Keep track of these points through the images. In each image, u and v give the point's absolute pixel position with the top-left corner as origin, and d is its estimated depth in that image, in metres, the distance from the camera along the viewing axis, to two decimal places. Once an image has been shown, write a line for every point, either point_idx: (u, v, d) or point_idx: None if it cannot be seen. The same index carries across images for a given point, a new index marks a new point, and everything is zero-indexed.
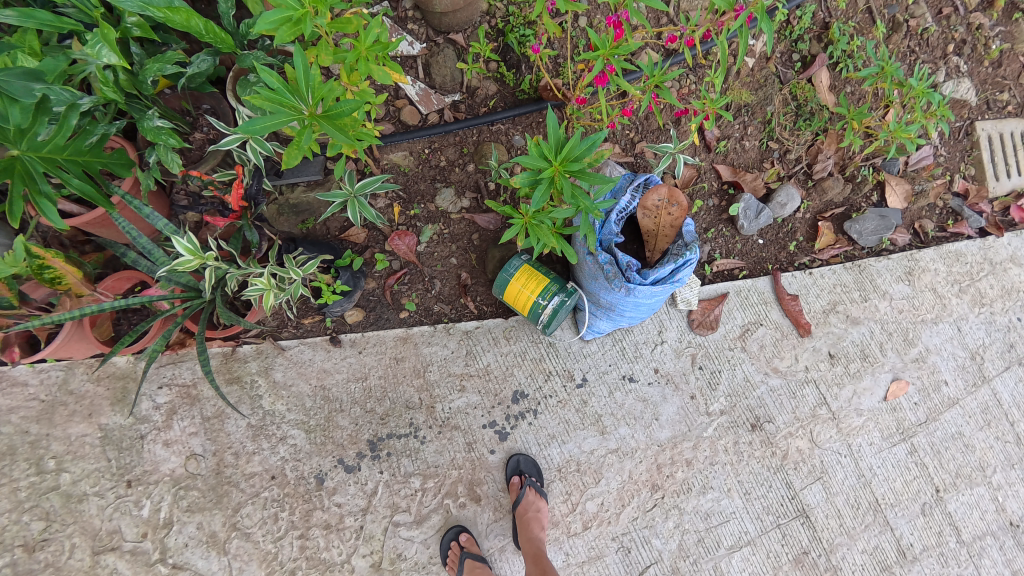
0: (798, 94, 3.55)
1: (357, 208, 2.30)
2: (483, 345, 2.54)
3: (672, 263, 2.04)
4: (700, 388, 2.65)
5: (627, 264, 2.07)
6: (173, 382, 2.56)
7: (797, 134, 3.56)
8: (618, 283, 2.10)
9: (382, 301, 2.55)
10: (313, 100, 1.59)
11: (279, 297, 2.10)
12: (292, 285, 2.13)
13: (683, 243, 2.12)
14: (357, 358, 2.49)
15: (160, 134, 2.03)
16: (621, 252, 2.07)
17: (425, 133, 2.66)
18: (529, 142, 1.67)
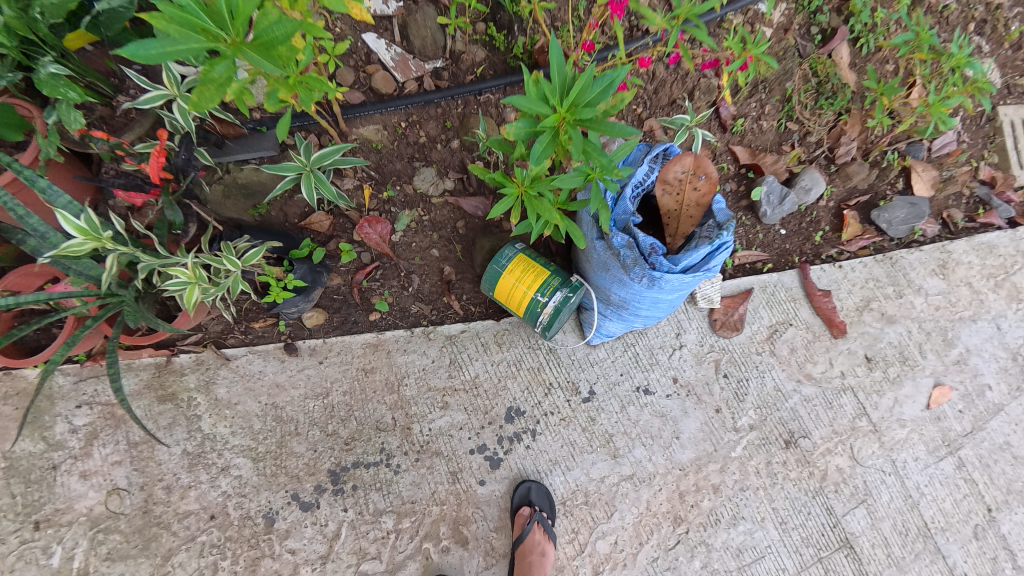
0: (819, 70, 3.17)
1: (315, 185, 1.89)
2: (470, 353, 2.10)
3: (705, 246, 1.62)
4: (726, 400, 2.25)
5: (648, 248, 1.66)
6: (95, 401, 2.12)
7: (817, 114, 3.20)
8: (637, 272, 1.69)
9: (349, 301, 2.10)
10: (237, 26, 1.17)
11: (210, 296, 1.70)
12: (229, 281, 1.72)
13: (715, 224, 1.72)
14: (317, 370, 2.04)
15: (55, 84, 1.60)
16: (640, 234, 1.67)
17: (402, 102, 2.24)
18: (525, 82, 1.26)
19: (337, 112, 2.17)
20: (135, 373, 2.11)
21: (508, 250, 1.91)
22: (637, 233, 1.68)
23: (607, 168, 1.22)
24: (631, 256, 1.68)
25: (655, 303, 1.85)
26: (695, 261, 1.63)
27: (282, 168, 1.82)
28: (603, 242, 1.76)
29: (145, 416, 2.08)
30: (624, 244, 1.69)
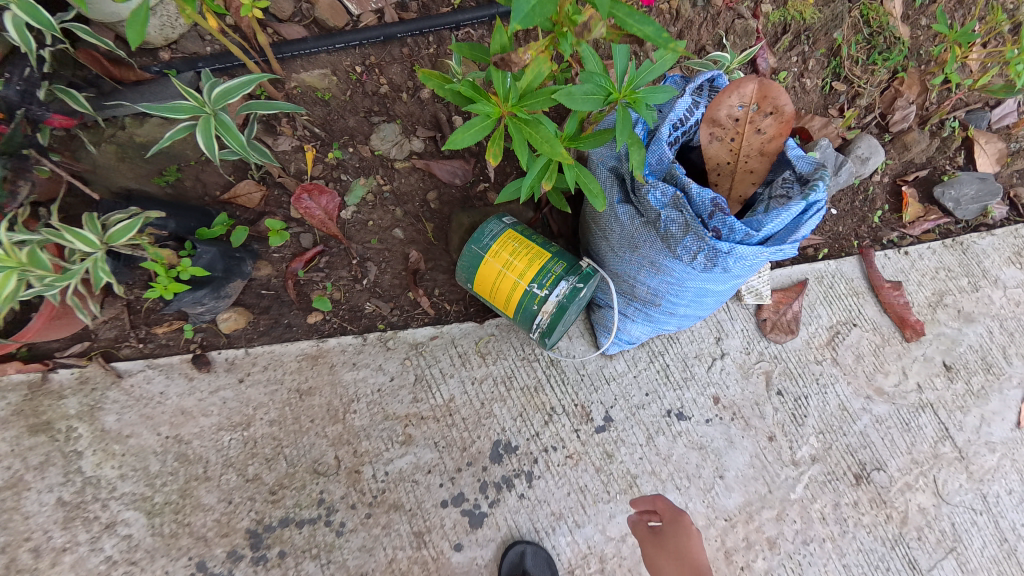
0: (871, 18, 2.46)
1: (219, 134, 1.31)
2: (442, 369, 1.56)
3: (789, 207, 1.09)
4: (781, 425, 1.71)
5: (701, 206, 1.13)
6: None
7: (868, 72, 2.51)
8: (686, 243, 1.15)
9: (282, 298, 1.57)
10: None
11: (54, 291, 1.22)
12: (83, 268, 1.22)
13: (795, 177, 1.19)
14: (235, 393, 1.51)
15: None
16: (689, 185, 1.13)
17: (355, 37, 1.69)
18: None
19: (264, 50, 1.60)
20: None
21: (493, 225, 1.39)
22: (685, 186, 1.14)
23: (656, 40, 0.80)
24: (676, 220, 1.15)
25: (701, 293, 1.32)
26: (774, 227, 1.10)
27: (170, 109, 1.27)
28: (630, 206, 1.24)
29: (10, 453, 1.47)
30: (665, 203, 1.15)
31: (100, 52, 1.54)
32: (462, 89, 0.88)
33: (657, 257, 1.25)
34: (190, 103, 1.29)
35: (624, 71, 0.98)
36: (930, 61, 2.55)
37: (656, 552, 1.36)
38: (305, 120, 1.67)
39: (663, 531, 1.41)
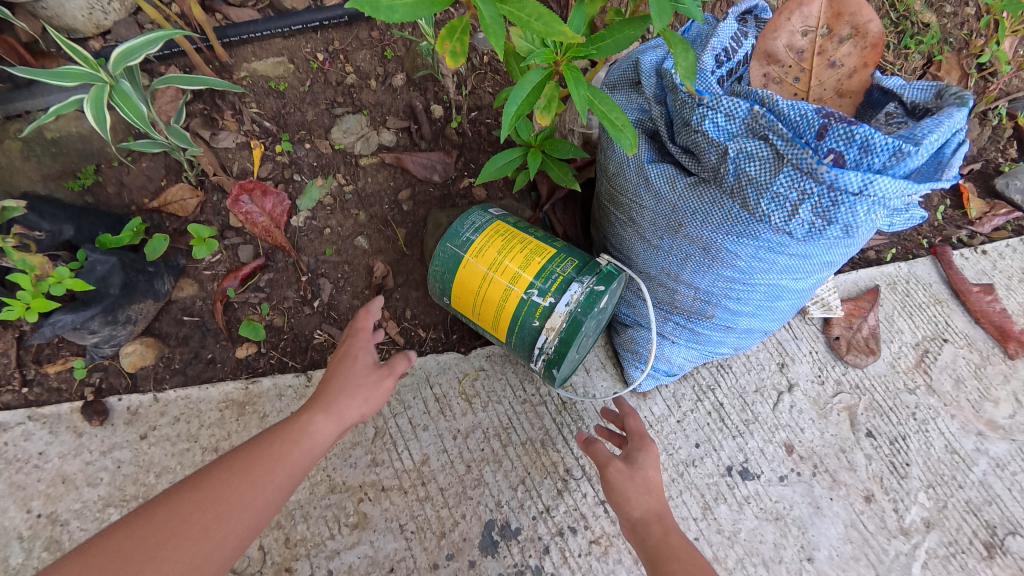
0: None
1: (115, 104, 1.02)
2: (412, 420, 1.16)
3: (916, 133, 0.78)
4: (879, 479, 1.25)
5: (801, 124, 0.80)
6: None
7: (899, 60, 1.83)
8: (776, 188, 0.81)
9: (207, 326, 1.24)
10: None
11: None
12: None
13: (903, 109, 0.89)
14: (133, 454, 1.16)
15: None
16: (775, 95, 0.81)
17: (316, 16, 1.32)
18: None
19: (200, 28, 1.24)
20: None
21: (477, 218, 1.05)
22: (767, 102, 0.83)
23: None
24: (754, 156, 0.82)
25: (777, 283, 0.98)
26: (927, 143, 0.76)
27: (53, 72, 0.98)
28: (667, 165, 0.93)
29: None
30: (734, 135, 0.84)
31: (21, 43, 1.26)
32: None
33: (720, 230, 0.91)
34: (80, 65, 1.00)
35: None
36: (971, 44, 1.84)
37: (620, 482, 0.89)
38: (254, 112, 1.28)
39: (630, 455, 0.94)
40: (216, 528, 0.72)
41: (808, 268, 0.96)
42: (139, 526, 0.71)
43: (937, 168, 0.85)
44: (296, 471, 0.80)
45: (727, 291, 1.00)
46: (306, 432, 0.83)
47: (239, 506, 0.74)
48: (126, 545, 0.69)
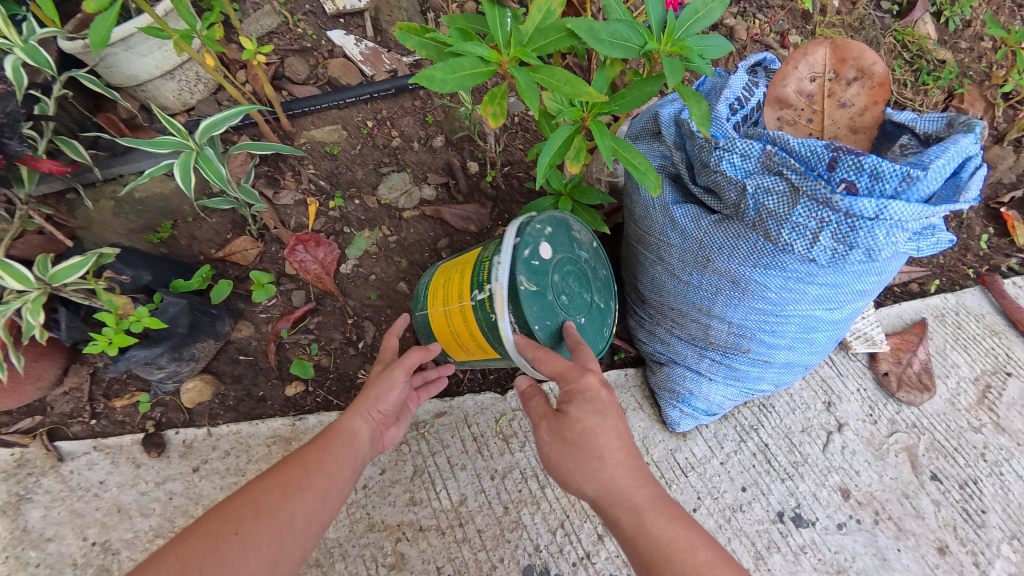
0: (910, 44, 1.88)
1: (198, 168, 1.17)
2: (449, 459, 1.17)
3: (933, 160, 0.81)
4: (951, 529, 1.15)
5: (812, 159, 0.85)
6: None
7: (919, 96, 1.85)
8: (794, 219, 0.85)
9: (259, 365, 1.34)
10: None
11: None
12: (11, 309, 1.07)
13: (917, 141, 0.91)
14: (184, 486, 1.26)
15: None
16: (785, 135, 0.86)
17: (366, 90, 1.49)
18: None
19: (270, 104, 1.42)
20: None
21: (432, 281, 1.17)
22: (778, 140, 0.88)
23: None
24: (772, 190, 0.86)
25: (811, 314, 0.99)
26: (935, 167, 0.80)
27: (151, 142, 1.15)
28: (690, 204, 0.98)
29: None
30: (750, 172, 0.88)
31: (122, 120, 1.51)
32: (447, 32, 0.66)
33: (747, 263, 0.93)
34: (173, 135, 1.16)
35: (663, 14, 0.74)
36: (993, 79, 1.88)
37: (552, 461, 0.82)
38: (311, 173, 1.44)
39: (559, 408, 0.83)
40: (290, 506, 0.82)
41: (840, 297, 0.97)
42: (215, 519, 0.79)
43: (955, 192, 0.84)
44: (335, 469, 0.89)
45: (761, 324, 1.01)
46: (353, 430, 0.95)
47: (306, 490, 0.85)
48: (192, 539, 0.76)
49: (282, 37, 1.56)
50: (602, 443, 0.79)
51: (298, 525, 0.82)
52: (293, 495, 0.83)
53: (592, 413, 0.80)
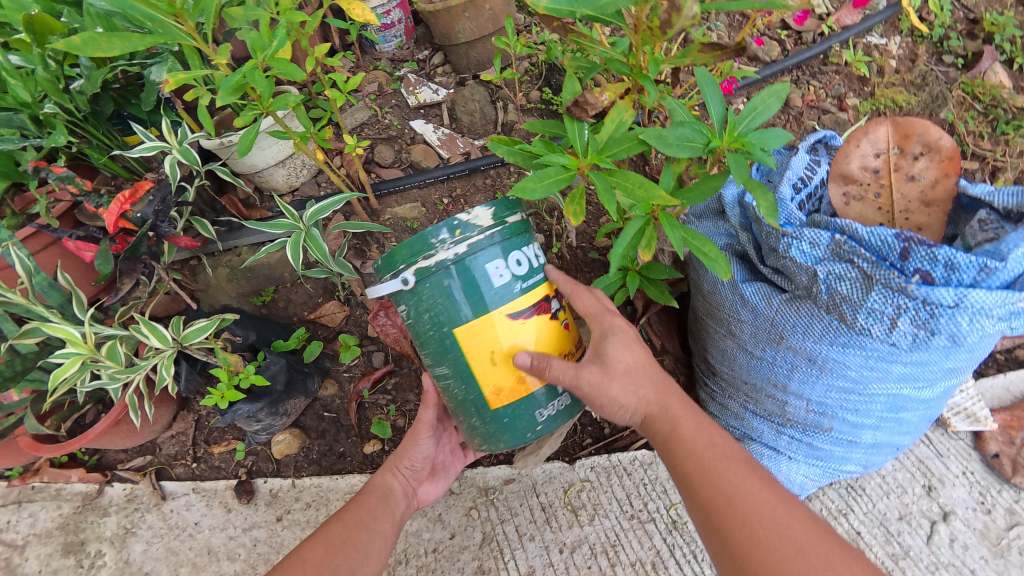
0: (985, 98, 1.84)
1: (306, 246, 1.36)
2: (518, 528, 1.20)
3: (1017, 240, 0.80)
4: None
5: (884, 248, 0.84)
6: (28, 535, 1.47)
7: (999, 146, 1.78)
8: (871, 305, 0.85)
9: (341, 421, 1.46)
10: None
11: (118, 382, 1.23)
12: (150, 363, 1.25)
13: (998, 214, 0.89)
14: (268, 534, 1.36)
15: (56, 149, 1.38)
16: (853, 223, 0.87)
17: (443, 171, 1.69)
18: (580, 58, 0.88)
19: (364, 188, 1.65)
20: (56, 506, 1.50)
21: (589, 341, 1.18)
22: (847, 229, 0.88)
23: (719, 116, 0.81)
24: (845, 275, 0.87)
25: (897, 393, 0.95)
26: (1015, 258, 0.79)
27: (267, 225, 1.33)
28: (759, 282, 0.99)
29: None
30: (820, 258, 0.89)
31: (239, 200, 1.76)
32: (534, 147, 0.77)
33: (823, 341, 0.93)
34: (286, 218, 1.35)
35: (723, 112, 0.82)
36: None
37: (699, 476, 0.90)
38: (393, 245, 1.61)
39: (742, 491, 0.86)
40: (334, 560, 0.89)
41: (929, 376, 0.92)
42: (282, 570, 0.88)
43: None
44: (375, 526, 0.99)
45: (842, 402, 0.98)
46: (386, 486, 1.06)
47: (348, 548, 0.93)
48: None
49: (372, 128, 1.82)
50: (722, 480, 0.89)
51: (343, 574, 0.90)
52: (335, 552, 0.91)
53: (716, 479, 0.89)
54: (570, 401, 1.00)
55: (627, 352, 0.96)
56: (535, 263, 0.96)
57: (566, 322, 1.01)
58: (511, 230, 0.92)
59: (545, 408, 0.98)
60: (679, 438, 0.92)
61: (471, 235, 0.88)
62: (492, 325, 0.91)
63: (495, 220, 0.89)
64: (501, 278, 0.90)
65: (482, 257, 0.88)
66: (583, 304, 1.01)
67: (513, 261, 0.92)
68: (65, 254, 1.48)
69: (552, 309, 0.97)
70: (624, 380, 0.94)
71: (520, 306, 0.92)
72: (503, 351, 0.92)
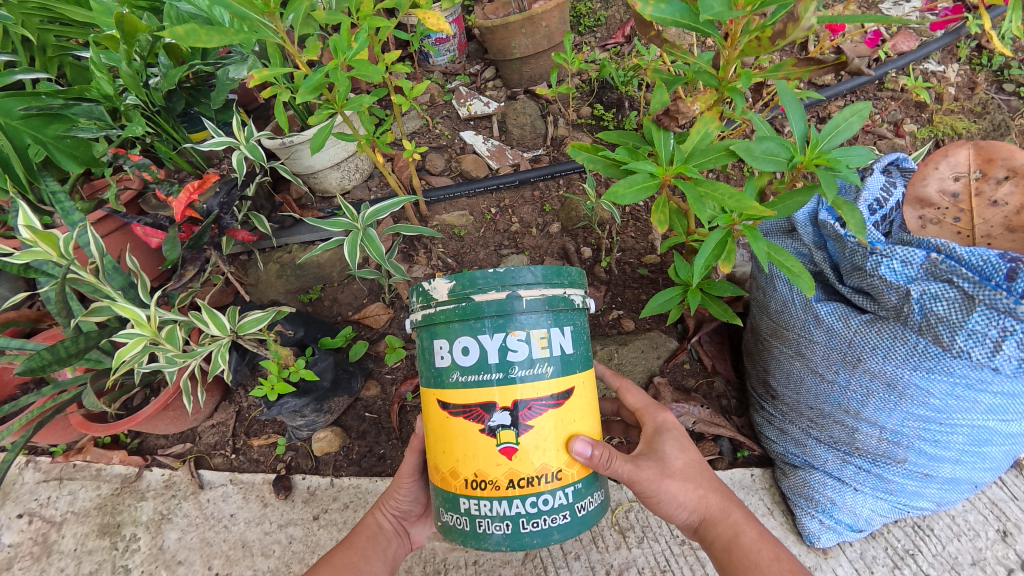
0: None
1: (363, 246, 1.37)
2: (563, 546, 1.21)
3: None
4: None
5: (987, 269, 0.81)
6: (66, 513, 1.50)
7: None
8: (971, 327, 0.82)
9: (382, 424, 1.47)
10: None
11: (174, 366, 1.24)
12: (207, 350, 1.25)
13: None
14: (304, 533, 1.36)
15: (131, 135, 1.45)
16: (950, 243, 0.84)
17: (493, 182, 1.72)
18: (665, 73, 0.90)
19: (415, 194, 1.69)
20: (95, 486, 1.54)
21: (586, 490, 0.89)
22: (943, 247, 0.86)
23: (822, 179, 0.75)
24: (940, 297, 0.84)
25: (982, 425, 0.93)
26: None
27: (325, 224, 1.35)
28: (835, 303, 0.99)
29: (71, 554, 1.43)
30: (912, 278, 0.88)
31: (293, 200, 1.82)
32: (620, 154, 0.81)
33: (906, 365, 0.91)
34: (345, 218, 1.37)
35: (805, 128, 0.82)
36: None
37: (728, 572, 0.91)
38: (441, 251, 1.64)
39: None
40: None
41: (1017, 408, 0.91)
42: None
43: None
44: (364, 566, 1.02)
45: (921, 432, 0.95)
46: (375, 526, 1.08)
47: None
48: None
49: (424, 137, 1.88)
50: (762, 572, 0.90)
51: None
52: None
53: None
54: (474, 529, 0.85)
55: (683, 452, 0.95)
56: (490, 358, 0.82)
57: (510, 445, 0.82)
58: (470, 312, 0.82)
59: (453, 516, 0.88)
60: (741, 544, 0.91)
61: (427, 307, 0.86)
62: (431, 403, 0.88)
63: (449, 297, 0.84)
64: (443, 361, 0.85)
65: (435, 331, 0.86)
66: (633, 400, 1.06)
67: (463, 348, 0.84)
68: (133, 237, 1.61)
69: (490, 420, 0.82)
70: (685, 478, 0.92)
71: (455, 400, 0.84)
72: (435, 434, 0.88)
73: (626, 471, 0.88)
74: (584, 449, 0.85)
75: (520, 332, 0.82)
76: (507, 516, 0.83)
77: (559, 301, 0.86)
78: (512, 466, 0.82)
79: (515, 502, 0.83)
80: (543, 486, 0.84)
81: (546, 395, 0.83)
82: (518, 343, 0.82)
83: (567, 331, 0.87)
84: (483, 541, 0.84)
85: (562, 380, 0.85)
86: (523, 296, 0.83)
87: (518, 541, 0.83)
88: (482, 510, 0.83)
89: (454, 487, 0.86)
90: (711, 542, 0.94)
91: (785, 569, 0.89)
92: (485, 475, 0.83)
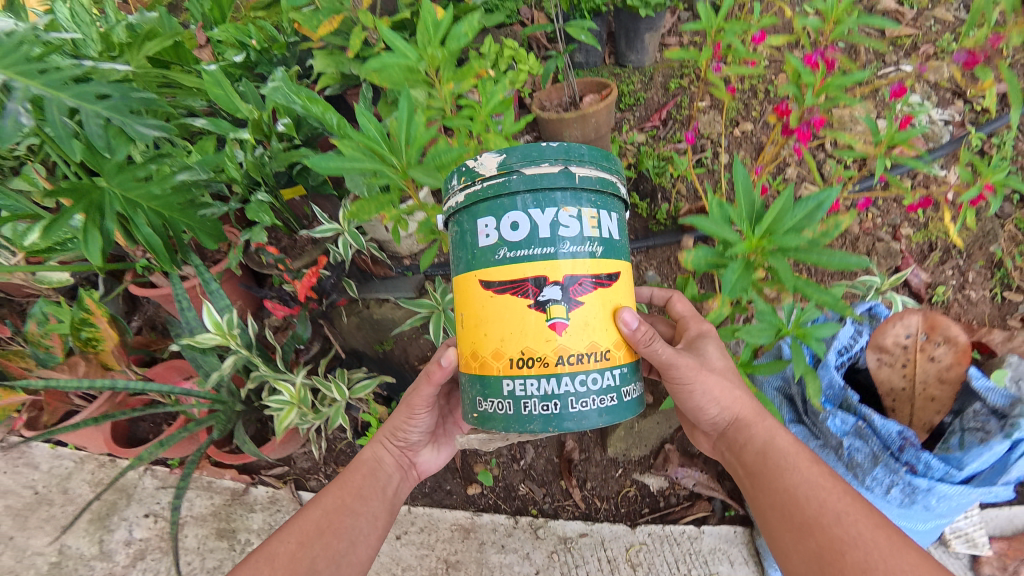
0: None
1: (444, 325, 1.78)
2: (588, 572, 1.79)
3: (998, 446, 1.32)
4: None
5: (889, 437, 1.43)
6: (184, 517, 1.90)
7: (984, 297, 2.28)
8: (875, 468, 1.44)
9: (448, 464, 1.97)
10: (408, 152, 1.33)
11: (307, 422, 1.62)
12: (329, 412, 1.62)
13: (988, 408, 1.41)
14: (390, 548, 1.86)
15: (258, 211, 1.83)
16: (872, 418, 1.44)
17: None
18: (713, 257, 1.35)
19: None
20: (208, 496, 1.94)
21: (632, 377, 1.21)
22: (868, 418, 1.45)
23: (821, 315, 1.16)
24: (861, 446, 1.47)
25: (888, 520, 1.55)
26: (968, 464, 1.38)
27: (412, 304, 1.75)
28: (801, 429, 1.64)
29: (195, 551, 1.84)
30: (847, 431, 1.49)
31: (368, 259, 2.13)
32: None
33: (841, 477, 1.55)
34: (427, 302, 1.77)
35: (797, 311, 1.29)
36: None
37: (769, 469, 1.25)
38: None
39: (819, 495, 1.16)
40: (311, 551, 1.26)
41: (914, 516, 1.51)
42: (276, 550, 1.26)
43: (999, 471, 1.37)
44: (352, 509, 1.38)
45: None
46: (363, 479, 1.44)
47: (328, 526, 1.32)
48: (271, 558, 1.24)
49: None
50: (799, 473, 1.21)
51: (329, 548, 1.29)
52: (317, 533, 1.30)
53: (788, 473, 1.22)
54: (533, 403, 1.09)
55: (720, 357, 1.37)
56: (539, 228, 1.11)
57: (563, 317, 1.11)
58: (517, 182, 1.10)
59: (514, 396, 1.11)
60: (773, 445, 1.28)
61: (475, 180, 1.13)
62: (484, 285, 1.14)
63: (499, 172, 1.11)
64: (496, 234, 1.12)
65: (485, 211, 1.13)
66: (681, 308, 1.55)
67: (513, 222, 1.11)
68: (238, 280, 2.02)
69: (544, 295, 1.10)
70: (719, 377, 1.30)
71: (510, 274, 1.10)
72: (491, 318, 1.14)
73: (670, 353, 1.23)
74: (631, 322, 1.17)
75: (568, 209, 1.12)
76: (554, 394, 1.12)
77: (609, 182, 1.17)
78: (569, 338, 1.11)
79: (571, 376, 1.11)
80: (595, 360, 1.13)
81: (593, 273, 1.13)
82: (569, 220, 1.12)
83: (611, 215, 1.20)
84: (546, 411, 1.08)
85: (606, 263, 1.16)
86: (570, 173, 1.12)
87: (579, 410, 1.09)
88: (548, 386, 1.09)
89: (518, 364, 1.10)
90: (743, 434, 1.32)
91: (809, 465, 1.23)
92: (549, 345, 1.10)
